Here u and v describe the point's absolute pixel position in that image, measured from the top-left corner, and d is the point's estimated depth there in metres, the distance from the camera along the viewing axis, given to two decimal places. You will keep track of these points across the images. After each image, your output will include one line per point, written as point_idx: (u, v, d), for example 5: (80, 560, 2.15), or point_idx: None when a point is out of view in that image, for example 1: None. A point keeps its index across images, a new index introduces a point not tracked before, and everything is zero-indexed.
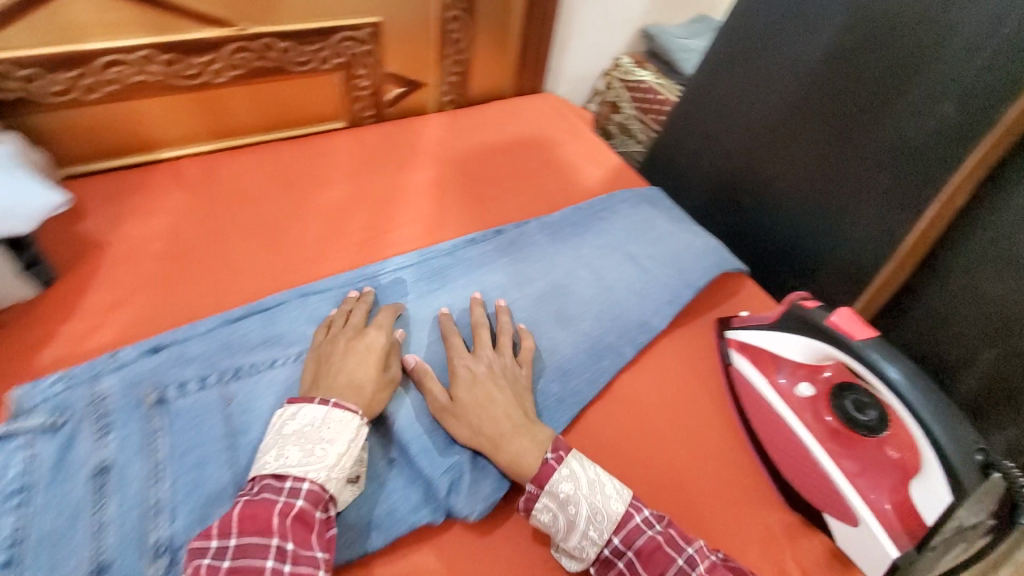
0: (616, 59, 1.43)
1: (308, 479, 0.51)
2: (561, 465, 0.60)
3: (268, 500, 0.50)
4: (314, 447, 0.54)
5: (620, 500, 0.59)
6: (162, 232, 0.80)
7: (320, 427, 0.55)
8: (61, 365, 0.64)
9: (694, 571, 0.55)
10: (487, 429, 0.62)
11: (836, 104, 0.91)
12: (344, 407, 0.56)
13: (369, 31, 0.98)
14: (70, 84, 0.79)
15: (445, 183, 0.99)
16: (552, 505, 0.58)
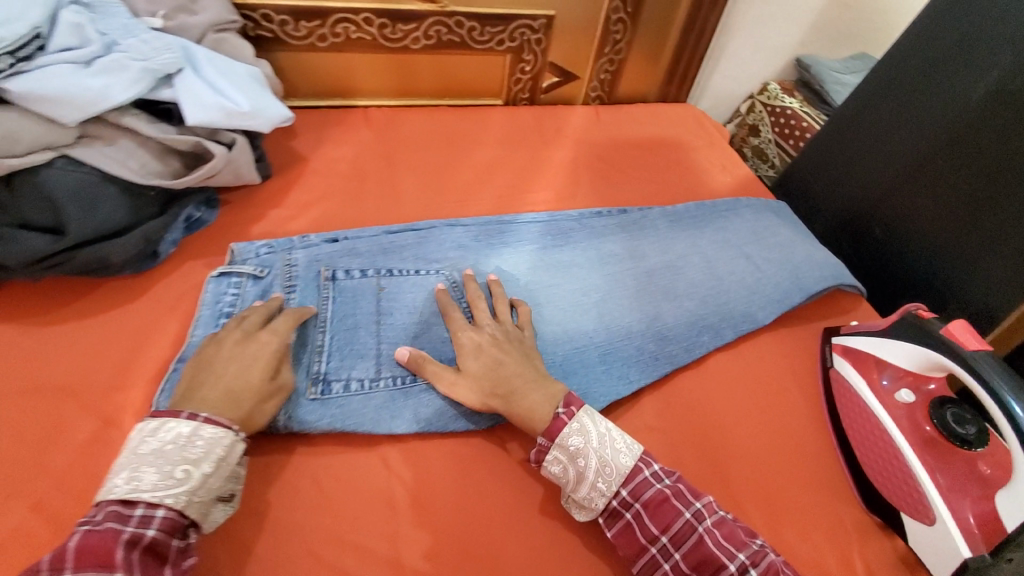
0: (765, 84, 1.45)
1: (164, 504, 0.48)
2: (572, 420, 0.62)
3: (113, 530, 0.46)
4: (174, 468, 0.50)
5: (630, 455, 0.61)
6: (349, 159, 0.98)
7: (185, 446, 0.51)
8: (267, 237, 0.82)
9: (700, 524, 0.57)
10: (500, 388, 0.65)
11: (988, 148, 0.88)
12: (212, 424, 0.52)
13: (543, 22, 1.11)
14: (309, 32, 0.99)
15: (581, 164, 1.09)
16: (562, 457, 0.61)
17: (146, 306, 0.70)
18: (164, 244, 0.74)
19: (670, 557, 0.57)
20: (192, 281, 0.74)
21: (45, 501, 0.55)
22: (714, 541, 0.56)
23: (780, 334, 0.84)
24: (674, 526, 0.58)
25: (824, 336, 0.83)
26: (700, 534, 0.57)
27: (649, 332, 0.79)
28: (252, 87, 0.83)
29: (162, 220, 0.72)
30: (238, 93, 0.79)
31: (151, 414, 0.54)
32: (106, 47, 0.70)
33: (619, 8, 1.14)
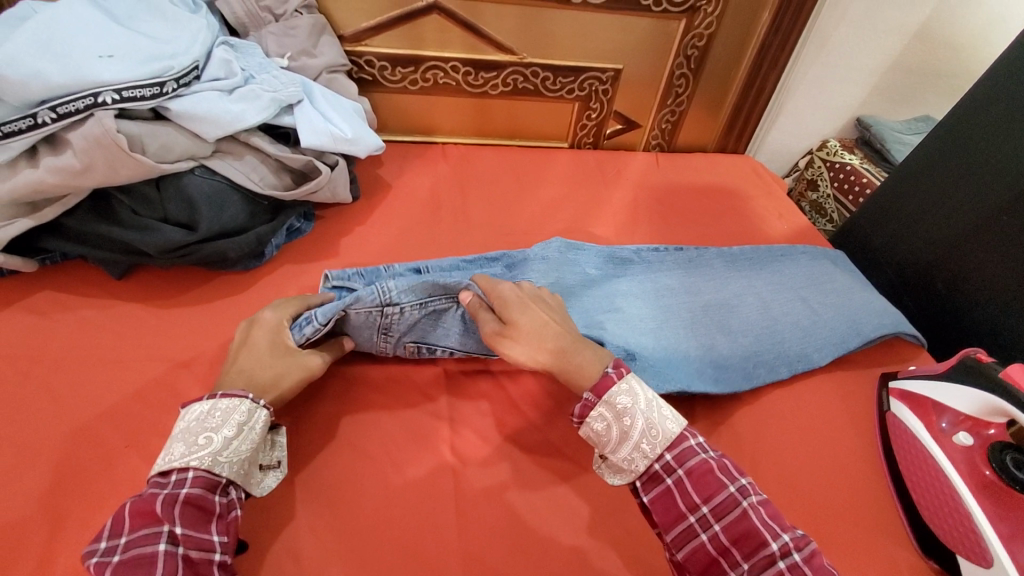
0: (824, 140, 1.49)
1: (192, 467, 0.53)
2: (620, 380, 0.62)
3: (153, 495, 0.51)
4: (198, 437, 0.55)
5: (676, 422, 0.61)
6: (428, 188, 1.09)
7: (205, 417, 0.56)
8: (353, 249, 0.91)
9: (745, 499, 0.56)
10: (550, 343, 0.65)
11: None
12: (227, 395, 0.57)
13: (611, 74, 1.21)
14: (404, 77, 1.13)
15: (639, 204, 1.16)
16: (608, 416, 0.61)
17: (248, 298, 0.80)
18: (269, 247, 0.85)
19: (709, 528, 0.56)
20: (287, 280, 0.84)
21: (156, 455, 0.62)
22: (759, 517, 0.55)
23: (834, 375, 0.85)
24: (716, 497, 0.57)
25: (882, 380, 0.83)
26: (743, 509, 0.56)
27: (704, 361, 0.81)
28: (355, 119, 0.96)
29: (272, 226, 0.83)
30: (344, 123, 0.91)
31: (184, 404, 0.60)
32: (245, 80, 0.83)
33: (682, 64, 1.23)
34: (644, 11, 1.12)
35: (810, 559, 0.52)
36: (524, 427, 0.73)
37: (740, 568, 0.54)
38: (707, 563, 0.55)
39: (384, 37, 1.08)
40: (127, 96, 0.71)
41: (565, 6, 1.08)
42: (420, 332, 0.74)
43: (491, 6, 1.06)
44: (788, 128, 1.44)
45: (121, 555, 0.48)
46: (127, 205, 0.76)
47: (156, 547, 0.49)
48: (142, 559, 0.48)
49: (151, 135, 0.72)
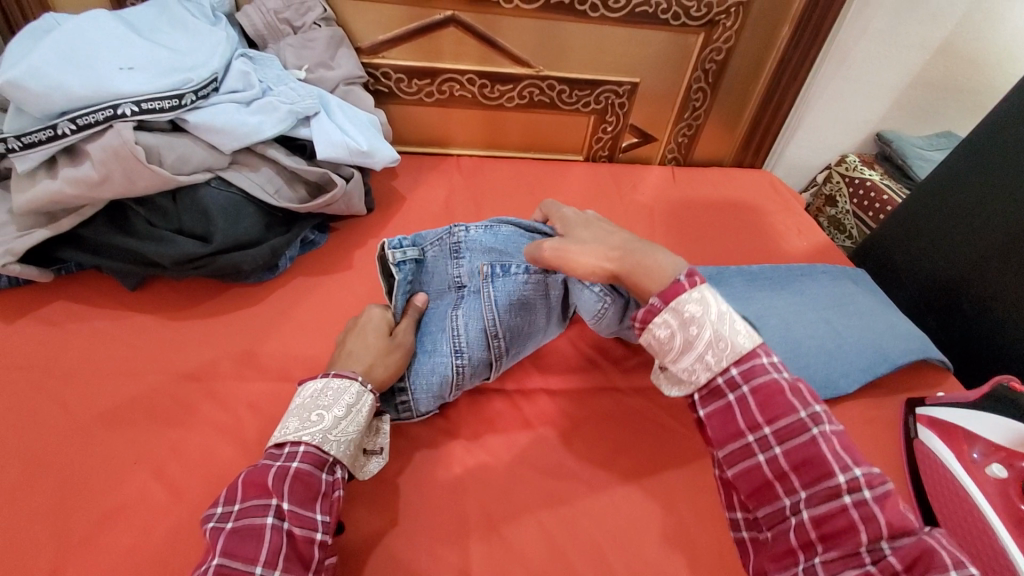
0: (843, 155, 1.46)
1: (305, 442, 0.57)
2: (693, 289, 0.54)
3: (268, 466, 0.55)
4: (312, 414, 0.59)
5: (750, 338, 0.53)
6: (442, 200, 1.09)
7: (318, 396, 0.61)
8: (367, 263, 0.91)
9: (817, 426, 0.50)
10: (613, 247, 0.64)
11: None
12: (339, 375, 0.62)
13: (628, 88, 1.20)
14: (420, 89, 1.13)
15: (656, 219, 1.14)
16: (673, 324, 0.54)
17: (261, 311, 0.79)
18: (283, 259, 0.85)
19: (768, 451, 0.51)
20: (300, 292, 0.83)
21: (166, 471, 0.62)
22: (830, 448, 0.49)
23: (859, 398, 0.82)
24: (783, 419, 0.51)
25: (908, 406, 0.81)
26: (812, 436, 0.50)
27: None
28: (371, 131, 0.95)
29: (285, 238, 0.83)
30: (360, 135, 0.91)
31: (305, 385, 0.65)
32: (262, 92, 0.83)
33: (700, 78, 1.22)
34: (663, 25, 1.11)
35: (882, 498, 0.47)
36: (540, 446, 0.71)
37: (796, 495, 0.50)
38: (759, 485, 0.52)
39: (401, 50, 1.08)
40: (146, 109, 0.71)
41: (584, 19, 1.08)
42: (487, 253, 0.78)
43: (509, 19, 1.06)
44: (807, 141, 1.42)
45: (231, 525, 0.51)
46: (142, 216, 0.76)
47: (263, 518, 0.52)
48: (251, 527, 0.51)
49: (168, 147, 0.73)
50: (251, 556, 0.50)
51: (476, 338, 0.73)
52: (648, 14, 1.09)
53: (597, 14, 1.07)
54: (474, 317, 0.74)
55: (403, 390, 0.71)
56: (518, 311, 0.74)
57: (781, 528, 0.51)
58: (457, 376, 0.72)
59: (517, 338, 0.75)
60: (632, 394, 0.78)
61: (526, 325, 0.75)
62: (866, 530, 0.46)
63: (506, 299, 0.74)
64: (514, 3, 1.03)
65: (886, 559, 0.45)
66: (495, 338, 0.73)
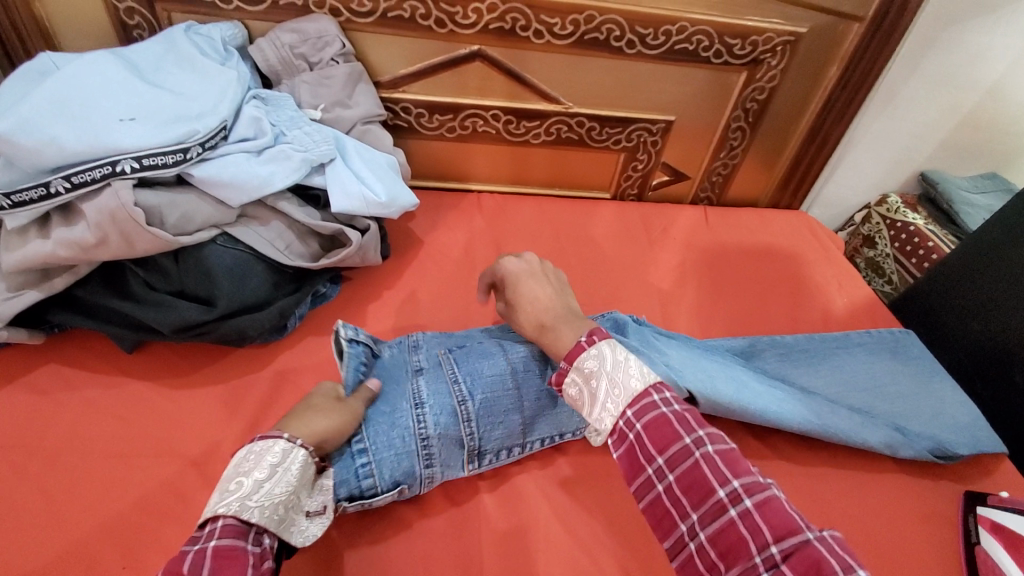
0: (885, 195, 1.38)
1: (220, 514, 0.48)
2: (591, 347, 0.55)
3: (181, 550, 0.46)
4: (233, 479, 0.51)
5: (641, 378, 0.52)
6: (461, 244, 1.02)
7: (238, 463, 0.53)
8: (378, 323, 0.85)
9: (699, 451, 0.46)
10: (535, 319, 0.67)
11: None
12: (260, 437, 0.54)
13: (662, 126, 1.13)
14: (441, 124, 1.07)
15: (689, 269, 1.07)
16: (580, 376, 0.54)
17: (264, 378, 0.73)
18: (292, 319, 0.79)
19: (663, 480, 0.47)
20: (305, 355, 0.77)
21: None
22: (711, 466, 0.46)
23: (915, 490, 0.74)
24: (670, 449, 0.47)
25: (967, 502, 0.73)
26: (695, 460, 0.46)
27: (826, 420, 0.75)
28: (389, 176, 0.89)
29: (296, 298, 0.77)
30: (378, 183, 0.85)
31: None
32: (275, 138, 0.78)
33: (739, 117, 1.14)
34: (703, 63, 1.04)
35: (764, 508, 0.43)
36: (563, 545, 0.65)
37: (690, 520, 0.46)
38: (659, 516, 0.48)
39: (423, 84, 1.02)
40: (147, 164, 0.65)
41: (618, 56, 1.01)
42: (443, 338, 0.79)
43: (539, 54, 1.00)
44: (848, 182, 1.34)
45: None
46: (140, 277, 0.70)
47: None
48: None
49: (171, 206, 0.67)
50: None
51: (439, 389, 0.69)
52: (687, 52, 1.02)
53: (633, 51, 1.01)
54: (438, 385, 0.70)
55: (362, 453, 0.62)
56: (478, 360, 0.73)
57: (685, 562, 0.46)
58: (419, 427, 0.65)
59: (481, 381, 0.70)
60: None
61: (488, 369, 0.72)
62: (755, 544, 0.42)
63: (472, 366, 0.72)
64: (546, 38, 0.97)
65: (780, 570, 0.40)
66: (456, 385, 0.70)
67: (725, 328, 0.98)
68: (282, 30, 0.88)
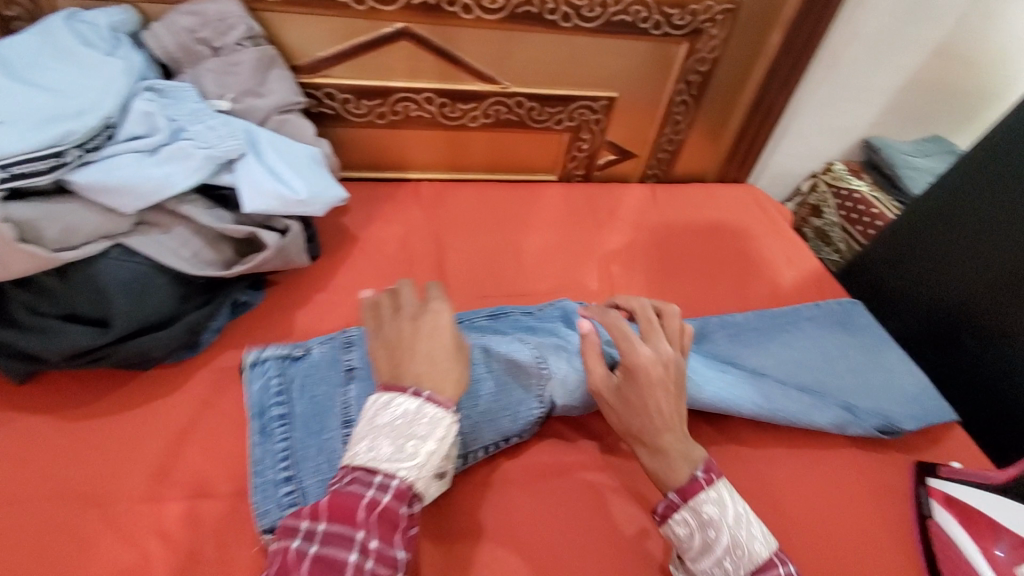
0: (829, 164, 1.38)
1: (398, 476, 0.52)
2: (710, 487, 0.58)
3: (356, 494, 0.50)
4: (406, 443, 0.53)
5: (764, 544, 0.57)
6: (398, 238, 0.97)
7: (411, 424, 0.54)
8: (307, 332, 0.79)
9: None
10: (645, 428, 0.61)
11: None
12: (437, 403, 0.55)
13: (604, 103, 1.09)
14: (369, 110, 1.00)
15: (637, 251, 1.05)
16: (692, 523, 0.57)
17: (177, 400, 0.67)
18: (205, 334, 0.74)
19: None
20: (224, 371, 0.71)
21: None
22: None
23: (867, 465, 0.74)
24: None
25: (917, 474, 0.72)
26: None
27: (775, 403, 0.74)
28: (310, 170, 0.83)
29: (206, 311, 0.71)
30: (297, 178, 0.78)
31: (377, 388, 0.57)
32: (172, 134, 0.70)
33: (682, 90, 1.11)
34: (643, 35, 1.00)
35: None
36: (514, 557, 0.62)
37: None
38: None
39: (347, 67, 0.95)
40: (18, 172, 0.58)
41: (554, 30, 0.96)
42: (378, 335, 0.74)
43: (469, 31, 0.94)
44: (792, 152, 1.33)
45: (315, 551, 0.48)
46: (22, 301, 0.63)
47: (346, 553, 0.49)
48: (335, 559, 0.48)
49: (50, 218, 0.60)
50: None
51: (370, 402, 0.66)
52: (626, 24, 0.97)
53: (569, 24, 0.95)
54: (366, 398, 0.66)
55: (287, 481, 0.60)
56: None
57: None
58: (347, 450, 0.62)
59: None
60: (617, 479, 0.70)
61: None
62: None
63: None
64: (475, 13, 0.91)
65: None
66: None
67: (675, 309, 0.96)
68: (180, 13, 0.79)
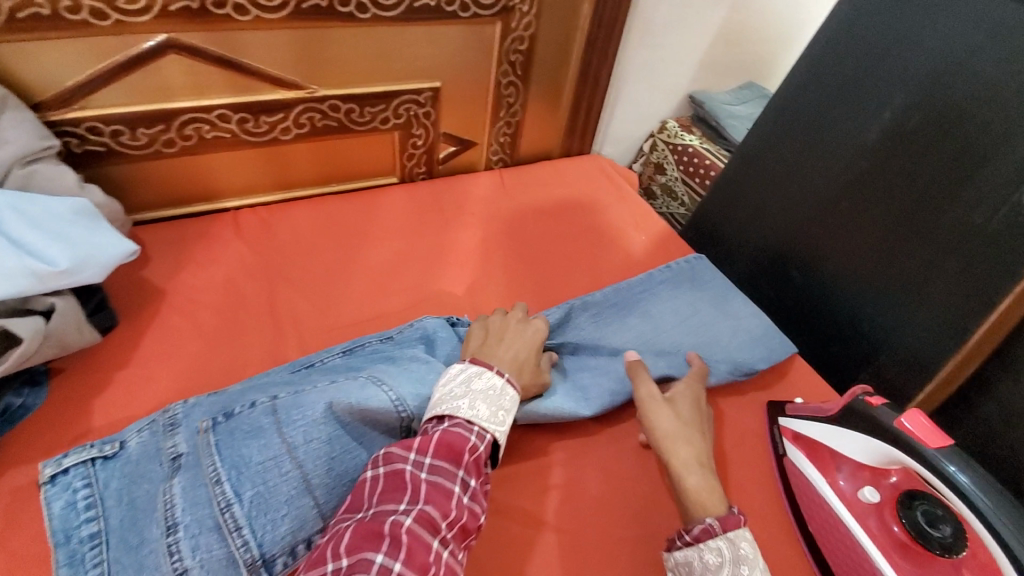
0: (663, 122, 1.44)
1: (494, 434, 0.60)
2: (745, 528, 0.57)
3: (462, 436, 0.57)
4: (498, 410, 0.62)
5: None
6: (218, 284, 0.85)
7: (502, 396, 0.63)
8: (112, 427, 0.68)
9: None
10: (694, 449, 0.65)
11: (929, 184, 0.82)
12: (518, 387, 0.65)
13: (429, 95, 1.02)
14: (151, 139, 0.85)
15: (492, 244, 1.01)
16: (726, 555, 0.54)
17: None
18: None
19: None
20: None
21: None
22: None
23: (728, 418, 0.78)
24: None
25: (771, 415, 0.77)
26: None
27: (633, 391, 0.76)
28: (78, 227, 0.69)
29: None
30: (54, 245, 0.65)
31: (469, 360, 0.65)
32: None
33: (507, 71, 1.07)
34: (452, 18, 0.94)
35: None
36: None
37: None
38: None
39: (107, 93, 0.79)
40: None
41: (351, 23, 0.87)
42: (208, 411, 0.65)
43: (252, 34, 0.82)
44: (628, 117, 1.37)
45: (428, 475, 0.54)
46: None
47: (453, 485, 0.54)
48: (442, 485, 0.54)
49: None
50: (443, 511, 0.52)
51: (195, 497, 0.56)
52: (430, 8, 0.91)
53: (367, 15, 0.87)
54: (193, 492, 0.56)
55: None
56: (245, 443, 0.60)
57: None
58: (174, 562, 0.53)
59: (248, 473, 0.57)
60: (496, 497, 0.67)
61: (259, 453, 0.59)
62: None
63: (235, 454, 0.59)
64: (252, 13, 0.79)
65: None
66: (218, 485, 0.56)
67: (538, 299, 0.94)
68: None
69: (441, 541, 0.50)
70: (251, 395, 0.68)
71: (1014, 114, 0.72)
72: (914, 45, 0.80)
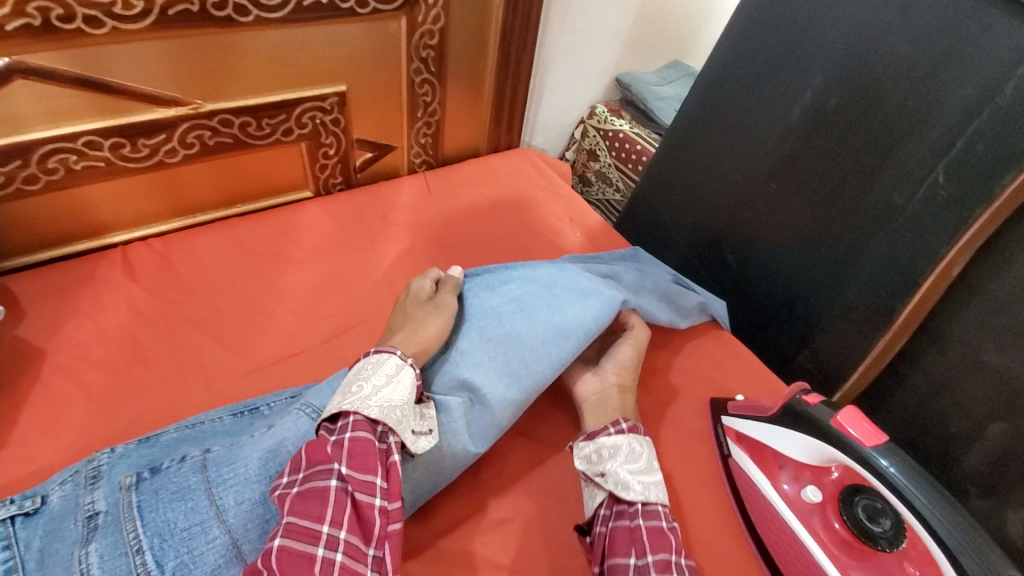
0: (592, 107, 1.40)
1: (347, 411, 0.55)
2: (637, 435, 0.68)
3: (320, 440, 0.53)
4: (352, 384, 0.58)
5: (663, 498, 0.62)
6: (110, 336, 0.75)
7: (357, 372, 0.60)
8: None
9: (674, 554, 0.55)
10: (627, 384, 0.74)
11: (852, 164, 0.82)
12: (372, 351, 0.61)
13: (335, 100, 0.94)
14: (8, 177, 0.73)
15: (419, 256, 0.95)
16: (646, 446, 0.64)
17: None
18: None
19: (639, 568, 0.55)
20: None
21: None
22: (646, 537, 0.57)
23: (671, 423, 0.76)
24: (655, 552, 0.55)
25: (714, 413, 0.76)
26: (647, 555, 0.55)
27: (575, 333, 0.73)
28: None
29: None
30: None
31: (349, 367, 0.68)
32: None
33: (420, 69, 1.00)
34: (350, 16, 0.86)
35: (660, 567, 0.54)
36: None
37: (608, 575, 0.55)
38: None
39: None
40: None
41: (232, 27, 0.77)
42: (136, 463, 0.58)
43: (116, 48, 0.71)
44: (554, 105, 1.32)
45: (299, 488, 0.50)
46: None
47: (326, 483, 0.50)
48: (318, 491, 0.50)
49: None
50: (317, 516, 0.49)
51: (113, 570, 0.48)
52: (323, 6, 0.82)
53: (250, 18, 0.78)
54: (108, 562, 0.48)
55: None
56: (171, 505, 0.52)
57: None
58: None
59: (172, 541, 0.50)
60: (439, 542, 0.63)
61: (184, 518, 0.52)
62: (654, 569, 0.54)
63: (158, 518, 0.51)
64: (109, 24, 0.69)
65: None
66: (139, 553, 0.49)
67: None
68: None
69: (327, 546, 0.48)
70: (185, 449, 0.61)
71: (927, 92, 0.72)
72: (829, 22, 0.79)
